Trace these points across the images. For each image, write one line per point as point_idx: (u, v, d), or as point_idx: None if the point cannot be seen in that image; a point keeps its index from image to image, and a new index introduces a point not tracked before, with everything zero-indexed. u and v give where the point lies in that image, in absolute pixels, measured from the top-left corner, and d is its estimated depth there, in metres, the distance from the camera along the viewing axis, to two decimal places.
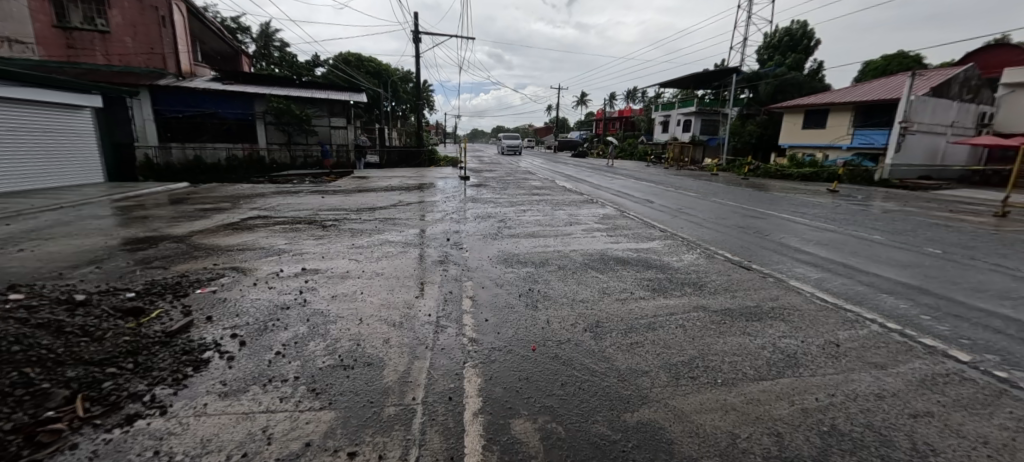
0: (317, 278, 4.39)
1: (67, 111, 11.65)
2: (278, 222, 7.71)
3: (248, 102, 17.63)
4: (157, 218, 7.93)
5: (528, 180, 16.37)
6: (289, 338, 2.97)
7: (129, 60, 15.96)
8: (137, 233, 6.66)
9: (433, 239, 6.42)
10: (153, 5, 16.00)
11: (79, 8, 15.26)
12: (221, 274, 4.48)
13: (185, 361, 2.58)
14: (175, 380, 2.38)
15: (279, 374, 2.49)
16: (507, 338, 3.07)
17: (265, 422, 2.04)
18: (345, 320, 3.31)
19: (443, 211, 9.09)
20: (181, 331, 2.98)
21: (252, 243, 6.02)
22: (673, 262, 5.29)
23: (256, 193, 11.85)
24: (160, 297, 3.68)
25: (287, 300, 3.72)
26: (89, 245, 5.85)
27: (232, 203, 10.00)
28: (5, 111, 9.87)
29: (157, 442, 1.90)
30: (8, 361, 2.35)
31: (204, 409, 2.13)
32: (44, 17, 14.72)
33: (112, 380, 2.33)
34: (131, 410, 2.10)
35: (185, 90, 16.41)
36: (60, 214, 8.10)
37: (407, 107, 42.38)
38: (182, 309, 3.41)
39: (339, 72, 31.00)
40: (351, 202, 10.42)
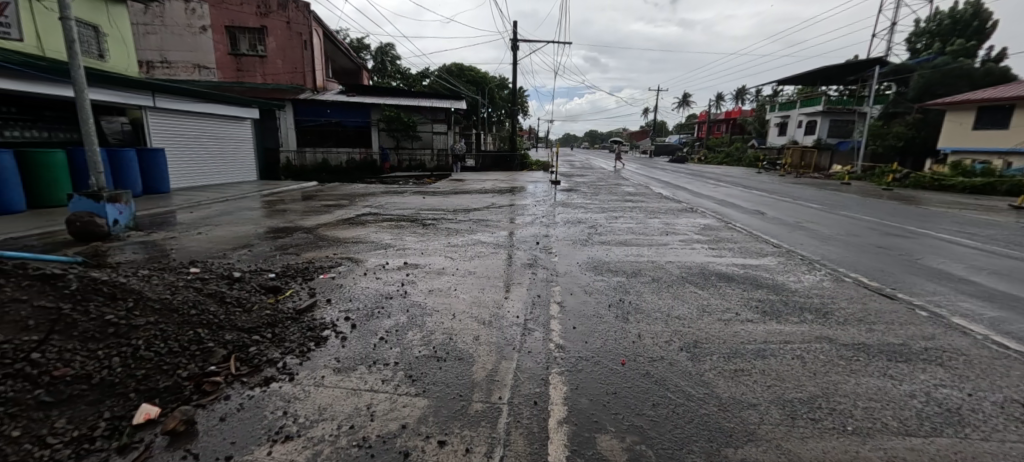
0: (416, 272, 4.74)
1: (235, 122, 14.24)
2: (386, 219, 8.52)
3: (365, 112, 19.64)
4: (292, 212, 9.29)
5: (620, 185, 15.91)
6: (392, 325, 3.24)
7: (279, 79, 19.01)
8: (277, 223, 7.88)
9: (523, 242, 6.54)
10: (298, 32, 18.63)
11: (245, 37, 18.46)
12: (338, 262, 5.06)
13: (309, 337, 2.95)
14: (301, 352, 2.73)
15: (382, 357, 2.73)
16: (595, 348, 2.98)
17: (369, 400, 2.25)
18: (439, 313, 3.52)
19: (532, 214, 9.23)
20: (307, 310, 3.43)
21: (363, 237, 6.71)
22: (789, 282, 4.68)
23: (369, 193, 13.22)
24: (294, 279, 4.30)
25: (391, 290, 4.06)
26: (243, 231, 7.07)
27: (349, 201, 11.30)
28: (191, 124, 12.35)
29: (285, 404, 2.19)
30: (188, 320, 2.87)
31: (322, 381, 2.41)
32: (223, 46, 18.21)
33: (256, 346, 2.75)
34: (268, 374, 2.46)
35: (317, 102, 18.89)
36: (223, 206, 9.89)
37: (502, 113, 43.92)
38: (308, 291, 3.94)
39: (442, 81, 33.27)
40: (447, 202, 11.10)
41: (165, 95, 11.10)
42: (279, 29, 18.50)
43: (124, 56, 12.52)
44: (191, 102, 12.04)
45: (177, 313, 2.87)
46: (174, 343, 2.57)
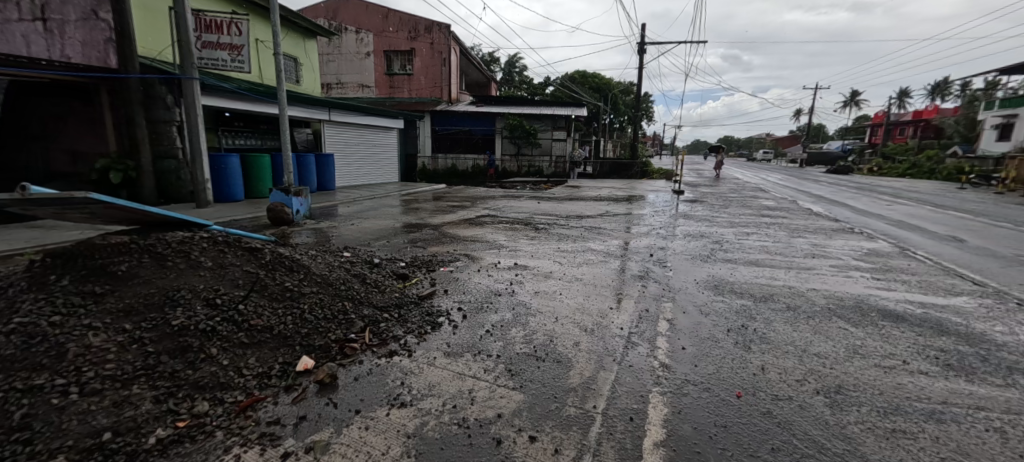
0: (525, 273, 4.95)
1: (385, 132, 16.50)
2: (503, 221, 9.02)
3: (490, 121, 20.94)
4: (424, 211, 10.40)
5: (756, 198, 14.19)
6: (498, 320, 3.46)
7: (422, 93, 21.44)
8: (411, 220, 8.93)
9: (636, 253, 6.31)
10: (439, 51, 20.82)
11: (398, 58, 21.30)
12: (457, 258, 5.56)
13: (426, 321, 3.33)
14: (419, 333, 3.10)
15: (486, 348, 2.94)
16: (706, 374, 2.75)
17: (471, 385, 2.45)
18: (543, 315, 3.63)
19: (649, 225, 8.83)
20: (427, 297, 3.86)
21: (480, 237, 7.22)
22: (991, 332, 3.65)
23: (490, 196, 14.08)
24: (420, 268, 4.87)
25: (500, 288, 4.32)
26: (384, 225, 8.18)
27: (472, 203, 12.18)
28: (353, 134, 14.71)
29: (403, 375, 2.52)
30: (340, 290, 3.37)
31: (434, 361, 2.71)
32: (381, 68, 21.31)
33: (386, 322, 3.19)
34: (392, 348, 2.85)
35: (450, 113, 20.74)
36: (372, 203, 11.54)
37: (625, 119, 42.70)
38: (429, 280, 4.42)
39: (565, 89, 33.76)
40: (561, 208, 11.25)
41: (337, 110, 13.41)
42: (425, 50, 20.87)
43: (311, 80, 15.48)
44: (354, 115, 14.31)
45: (334, 285, 3.38)
46: (329, 310, 3.05)
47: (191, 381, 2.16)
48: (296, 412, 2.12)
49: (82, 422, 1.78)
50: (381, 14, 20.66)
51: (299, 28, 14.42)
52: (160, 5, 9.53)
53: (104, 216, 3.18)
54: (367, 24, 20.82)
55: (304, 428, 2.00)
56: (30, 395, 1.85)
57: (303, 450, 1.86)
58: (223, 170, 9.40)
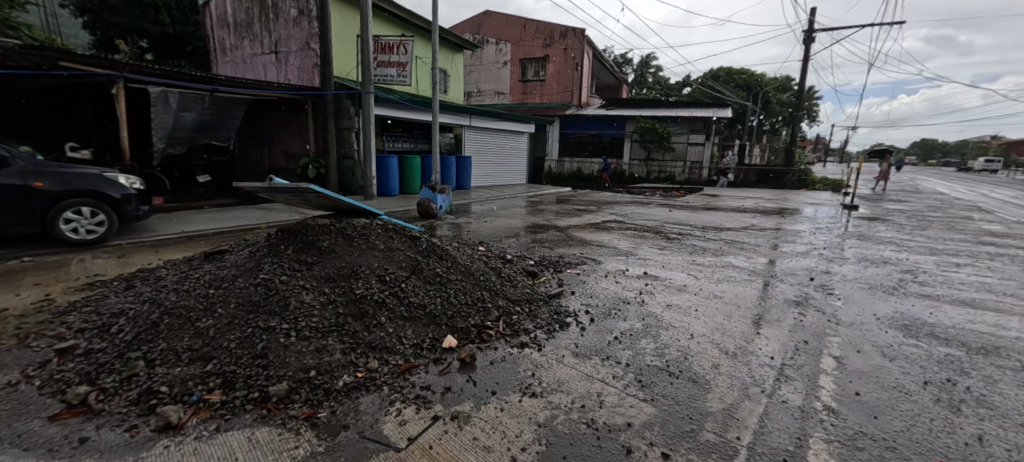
0: (655, 283, 4.70)
1: (517, 135, 17.32)
2: (629, 228, 8.72)
3: (621, 124, 20.29)
4: (550, 212, 10.64)
5: (969, 219, 11.04)
6: (627, 328, 3.36)
7: (553, 98, 21.91)
8: (538, 221, 9.23)
9: (789, 274, 5.47)
10: (572, 55, 20.94)
11: (532, 65, 22.12)
12: (584, 261, 5.57)
13: (555, 319, 3.41)
14: (548, 330, 3.20)
15: (614, 355, 2.89)
16: (890, 429, 2.26)
17: (600, 390, 2.43)
18: (676, 330, 3.41)
19: (806, 243, 7.58)
20: (555, 296, 3.94)
21: (606, 242, 7.09)
22: None
23: (617, 201, 13.70)
24: (548, 268, 5.02)
25: (629, 296, 4.19)
26: (512, 224, 8.62)
27: (598, 207, 12.02)
28: (489, 138, 15.78)
29: (533, 367, 2.64)
30: (480, 280, 3.65)
31: (562, 359, 2.76)
32: (516, 75, 22.42)
33: (517, 315, 3.37)
34: (523, 340, 3.00)
35: (580, 117, 20.68)
36: (502, 202, 12.24)
37: (779, 120, 37.32)
38: (557, 280, 4.53)
39: (706, 89, 30.97)
40: (696, 218, 10.37)
41: (477, 116, 14.56)
42: (558, 56, 21.23)
43: (457, 89, 17.11)
44: (490, 120, 15.33)
45: (475, 275, 3.69)
46: (471, 297, 3.35)
47: (367, 341, 2.60)
48: (443, 383, 2.39)
49: (298, 359, 2.31)
50: (519, 24, 21.72)
51: (449, 43, 16.05)
52: (349, 32, 11.61)
53: (315, 203, 4.02)
54: (507, 35, 22.13)
55: (449, 398, 2.25)
56: (267, 333, 2.46)
57: (449, 416, 2.10)
58: (384, 169, 11.03)
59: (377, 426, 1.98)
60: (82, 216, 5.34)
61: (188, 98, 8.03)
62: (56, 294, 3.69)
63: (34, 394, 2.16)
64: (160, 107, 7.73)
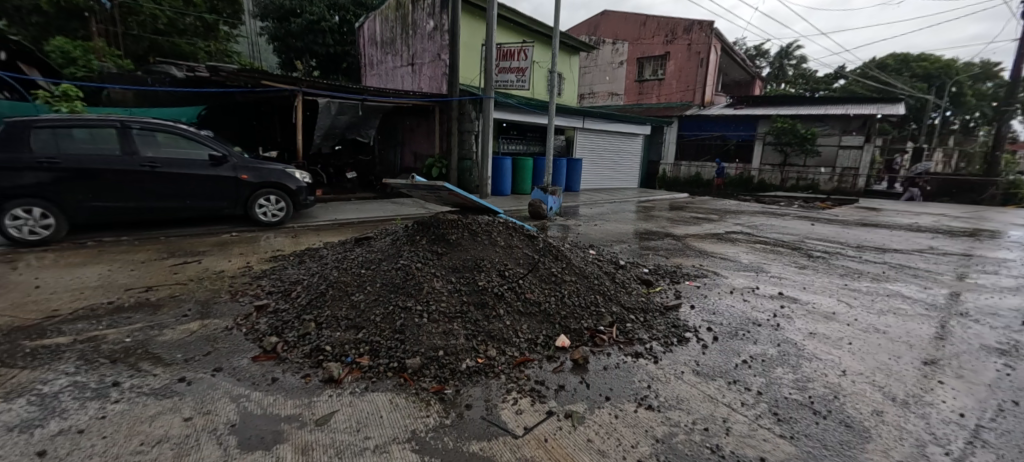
0: (794, 307, 4.12)
1: (632, 137, 16.67)
2: (758, 241, 7.78)
3: (752, 125, 17.98)
4: (664, 219, 10.03)
5: None
6: (758, 353, 3.02)
7: (672, 98, 20.59)
8: (650, 227, 8.77)
9: (986, 313, 4.32)
10: (697, 51, 19.31)
11: (651, 64, 21.00)
12: (704, 273, 5.14)
13: (673, 333, 3.21)
14: (666, 343, 3.03)
15: (742, 380, 2.62)
16: None
17: (725, 415, 2.23)
18: (821, 363, 2.95)
19: (1012, 275, 5.91)
20: (673, 308, 3.71)
21: (729, 255, 6.43)
22: None
23: (743, 210, 12.34)
24: (663, 278, 4.74)
25: (760, 318, 3.73)
26: (623, 229, 8.33)
27: (720, 216, 10.97)
28: (602, 140, 15.49)
29: (649, 379, 2.53)
30: (594, 283, 3.62)
31: (681, 376, 2.60)
32: (633, 75, 21.61)
33: (631, 323, 3.25)
34: (638, 350, 2.90)
35: (703, 117, 18.90)
36: (613, 206, 11.92)
37: (974, 118, 29.70)
38: (675, 292, 4.26)
39: (868, 81, 26.06)
40: (846, 234, 8.82)
41: (590, 118, 14.43)
42: (681, 53, 19.78)
43: (572, 92, 17.11)
44: (604, 122, 15.04)
45: (588, 278, 3.66)
46: (584, 299, 3.34)
47: (487, 330, 2.77)
48: (557, 380, 2.44)
49: (429, 337, 2.57)
50: (640, 22, 20.80)
51: (567, 46, 16.16)
52: (475, 42, 12.41)
53: (447, 200, 4.42)
54: (625, 34, 21.41)
55: (563, 396, 2.28)
56: (405, 311, 2.79)
57: (562, 413, 2.13)
58: (498, 169, 11.55)
59: (495, 411, 2.10)
60: (269, 203, 6.66)
61: (345, 106, 9.43)
62: (254, 262, 4.69)
63: (241, 338, 2.79)
64: (324, 114, 9.21)
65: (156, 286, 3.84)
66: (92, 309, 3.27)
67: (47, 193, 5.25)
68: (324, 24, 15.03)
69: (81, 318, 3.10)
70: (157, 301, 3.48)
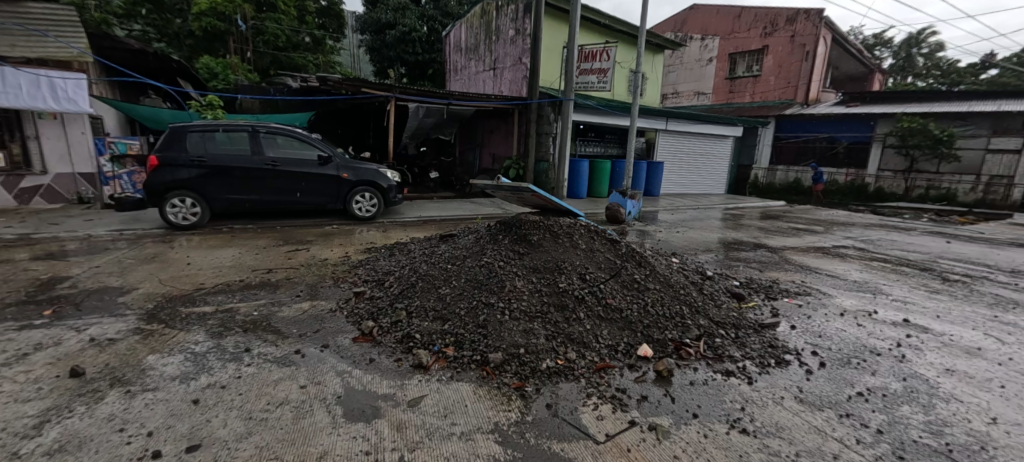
0: (924, 338, 3.51)
1: (722, 140, 15.49)
2: (875, 258, 6.77)
3: (869, 125, 14.94)
4: (757, 228, 9.16)
5: None
6: (877, 386, 2.63)
7: (768, 97, 17.74)
8: (740, 237, 8.07)
9: None
10: (802, 43, 16.36)
11: (745, 60, 18.39)
12: (807, 291, 4.60)
13: (770, 353, 2.92)
14: (762, 364, 2.78)
15: (857, 414, 2.30)
16: None
17: (836, 451, 1.98)
18: (962, 406, 2.48)
19: None
20: (770, 327, 3.38)
21: (838, 272, 5.68)
22: None
23: (855, 222, 10.84)
24: (758, 293, 4.32)
25: (879, 347, 3.24)
26: (708, 238, 7.76)
27: (825, 228, 9.74)
28: (688, 142, 14.60)
29: (742, 401, 2.34)
30: (679, 294, 3.42)
31: (780, 401, 2.36)
32: (723, 72, 19.17)
33: (722, 339, 3.03)
34: (729, 368, 2.69)
35: (804, 117, 16.18)
36: (697, 213, 11.17)
37: None
38: (771, 309, 3.87)
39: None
40: (994, 256, 7.33)
41: (674, 119, 13.68)
42: (782, 45, 16.96)
43: (655, 92, 16.36)
44: (690, 124, 14.17)
45: (673, 287, 3.47)
46: (669, 309, 3.19)
47: (567, 332, 2.76)
48: (640, 390, 2.36)
49: (511, 334, 2.64)
50: (734, 14, 18.36)
51: (652, 44, 15.47)
52: (556, 44, 12.36)
53: (529, 201, 4.48)
54: (715, 28, 19.03)
55: (646, 407, 2.20)
56: (488, 307, 2.88)
57: (646, 424, 2.05)
58: (575, 172, 11.43)
59: (575, 413, 2.09)
60: (364, 199, 7.28)
61: None
62: (351, 253, 5.17)
63: (344, 319, 3.09)
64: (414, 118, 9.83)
65: (275, 269, 4.41)
66: (228, 284, 3.86)
67: (196, 186, 6.28)
68: (414, 34, 16.03)
69: (220, 291, 3.67)
70: (275, 281, 4.00)
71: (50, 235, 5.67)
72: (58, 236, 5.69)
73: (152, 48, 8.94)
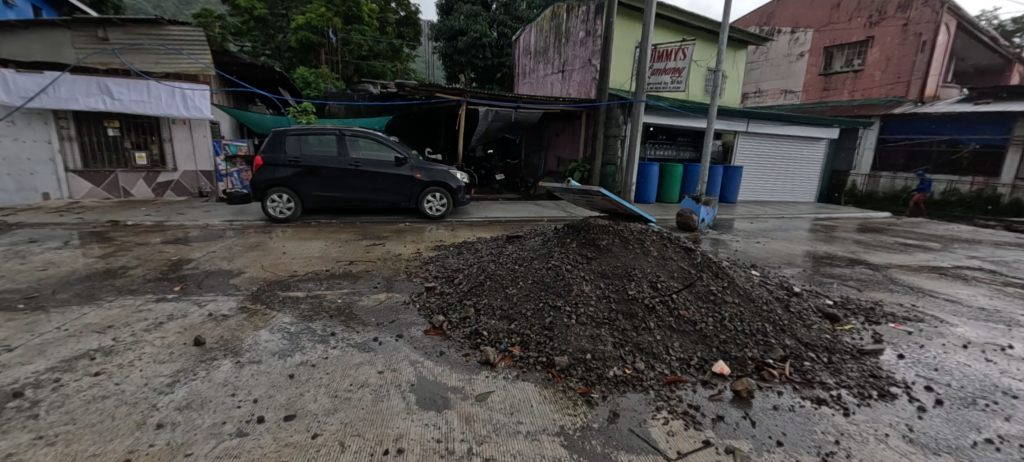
0: None
1: (814, 143, 14.05)
2: (1009, 282, 5.74)
3: (1007, 125, 12.04)
4: (855, 242, 8.18)
5: None
6: (1013, 434, 2.22)
7: (872, 94, 15.00)
8: (834, 250, 7.26)
9: None
10: (918, 32, 13.70)
11: (843, 53, 15.64)
12: (918, 317, 4.01)
13: (871, 384, 2.59)
14: (861, 395, 2.47)
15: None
16: None
17: None
18: None
19: None
20: (871, 354, 2.99)
21: (959, 297, 4.90)
22: None
23: (982, 239, 9.29)
24: (856, 315, 3.85)
25: (1017, 388, 2.74)
26: (795, 250, 7.07)
27: (942, 244, 8.45)
28: (772, 146, 13.45)
29: (836, 433, 2.10)
30: (761, 310, 3.15)
31: (884, 438, 2.09)
32: (815, 68, 16.35)
33: (812, 363, 2.74)
34: (821, 396, 2.43)
35: (917, 116, 13.55)
36: (781, 222, 10.25)
37: None
38: (873, 334, 3.43)
39: None
40: None
41: (757, 120, 12.65)
42: (891, 35, 14.28)
43: (735, 92, 15.27)
44: (776, 125, 13.02)
45: (755, 303, 3.21)
46: (750, 326, 2.96)
47: (636, 342, 2.67)
48: (715, 409, 2.22)
49: (577, 339, 2.61)
50: (830, 3, 15.57)
51: (733, 41, 14.45)
52: (629, 45, 12.02)
53: (599, 205, 4.40)
54: (806, 20, 16.28)
55: (722, 428, 2.06)
56: (554, 310, 2.88)
57: (722, 447, 1.92)
58: (644, 176, 11.04)
59: (644, 426, 2.02)
60: (435, 199, 7.62)
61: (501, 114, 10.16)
62: (422, 249, 5.43)
63: (416, 312, 3.26)
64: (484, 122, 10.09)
65: (355, 261, 4.77)
66: (317, 273, 4.26)
67: (292, 184, 6.98)
68: (485, 40, 16.43)
69: (310, 279, 4.06)
70: (357, 272, 4.33)
71: (178, 223, 6.63)
72: (184, 224, 6.63)
73: (261, 61, 10.10)
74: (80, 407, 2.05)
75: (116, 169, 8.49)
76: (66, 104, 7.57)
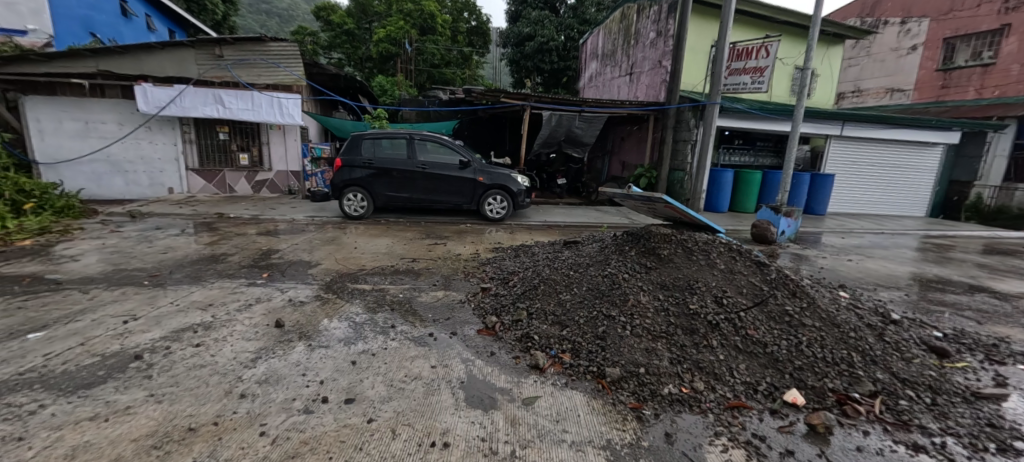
0: None
1: (927, 149, 12.23)
2: None
3: None
4: (977, 265, 6.98)
5: None
6: None
7: (1009, 91, 12.14)
8: (948, 274, 6.26)
9: None
10: None
11: (970, 45, 13.05)
12: None
13: (988, 434, 2.18)
14: (974, 445, 2.09)
15: None
16: None
17: None
18: None
19: None
20: (990, 399, 2.52)
21: None
22: None
23: None
24: (972, 352, 3.27)
25: None
26: (898, 271, 6.18)
27: None
28: (872, 152, 11.95)
29: None
30: (847, 336, 2.81)
31: None
32: (931, 63, 13.83)
33: (909, 402, 2.38)
34: (918, 441, 2.10)
35: None
36: (880, 238, 9.06)
37: None
38: (994, 376, 2.89)
39: None
40: None
41: (854, 123, 11.26)
42: None
43: (829, 92, 13.78)
44: (878, 129, 11.52)
45: (840, 328, 2.86)
46: (832, 353, 2.64)
47: (696, 359, 2.51)
48: (784, 442, 2.01)
49: (631, 351, 2.51)
50: None
51: (827, 36, 13.07)
52: (703, 44, 11.37)
53: (662, 212, 4.22)
54: (921, 8, 14.06)
55: None
56: (608, 319, 2.80)
57: None
58: (716, 184, 10.34)
59: (699, 451, 1.89)
60: (496, 202, 7.76)
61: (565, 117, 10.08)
62: (481, 251, 5.56)
63: (471, 311, 3.35)
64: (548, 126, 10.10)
65: (418, 259, 5.01)
66: (383, 268, 4.54)
67: (367, 184, 7.51)
68: (551, 44, 16.44)
69: (376, 273, 4.33)
70: (418, 269, 4.55)
71: (270, 217, 7.42)
72: (274, 218, 7.41)
73: (344, 71, 11.01)
74: (183, 372, 2.38)
75: (224, 169, 9.70)
76: (188, 112, 8.82)
